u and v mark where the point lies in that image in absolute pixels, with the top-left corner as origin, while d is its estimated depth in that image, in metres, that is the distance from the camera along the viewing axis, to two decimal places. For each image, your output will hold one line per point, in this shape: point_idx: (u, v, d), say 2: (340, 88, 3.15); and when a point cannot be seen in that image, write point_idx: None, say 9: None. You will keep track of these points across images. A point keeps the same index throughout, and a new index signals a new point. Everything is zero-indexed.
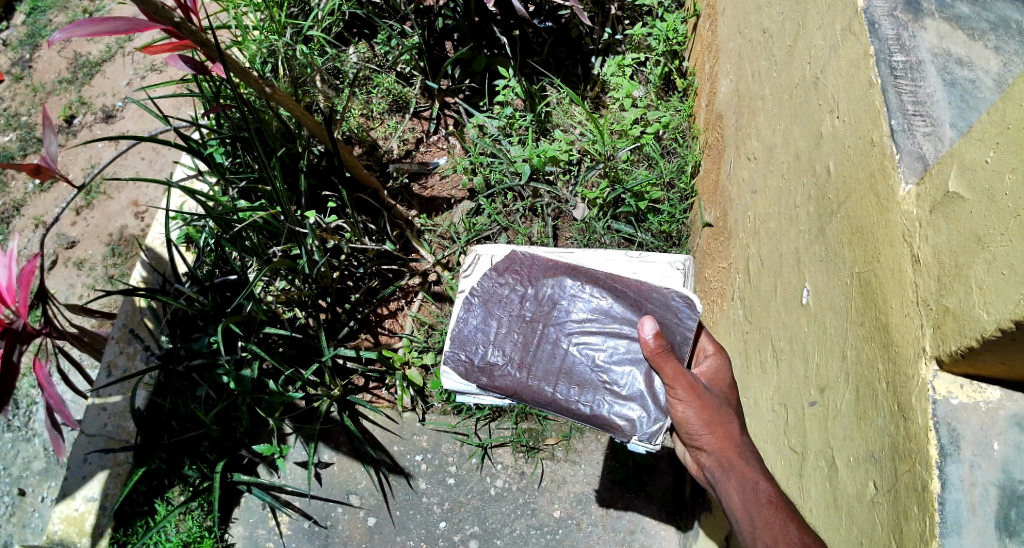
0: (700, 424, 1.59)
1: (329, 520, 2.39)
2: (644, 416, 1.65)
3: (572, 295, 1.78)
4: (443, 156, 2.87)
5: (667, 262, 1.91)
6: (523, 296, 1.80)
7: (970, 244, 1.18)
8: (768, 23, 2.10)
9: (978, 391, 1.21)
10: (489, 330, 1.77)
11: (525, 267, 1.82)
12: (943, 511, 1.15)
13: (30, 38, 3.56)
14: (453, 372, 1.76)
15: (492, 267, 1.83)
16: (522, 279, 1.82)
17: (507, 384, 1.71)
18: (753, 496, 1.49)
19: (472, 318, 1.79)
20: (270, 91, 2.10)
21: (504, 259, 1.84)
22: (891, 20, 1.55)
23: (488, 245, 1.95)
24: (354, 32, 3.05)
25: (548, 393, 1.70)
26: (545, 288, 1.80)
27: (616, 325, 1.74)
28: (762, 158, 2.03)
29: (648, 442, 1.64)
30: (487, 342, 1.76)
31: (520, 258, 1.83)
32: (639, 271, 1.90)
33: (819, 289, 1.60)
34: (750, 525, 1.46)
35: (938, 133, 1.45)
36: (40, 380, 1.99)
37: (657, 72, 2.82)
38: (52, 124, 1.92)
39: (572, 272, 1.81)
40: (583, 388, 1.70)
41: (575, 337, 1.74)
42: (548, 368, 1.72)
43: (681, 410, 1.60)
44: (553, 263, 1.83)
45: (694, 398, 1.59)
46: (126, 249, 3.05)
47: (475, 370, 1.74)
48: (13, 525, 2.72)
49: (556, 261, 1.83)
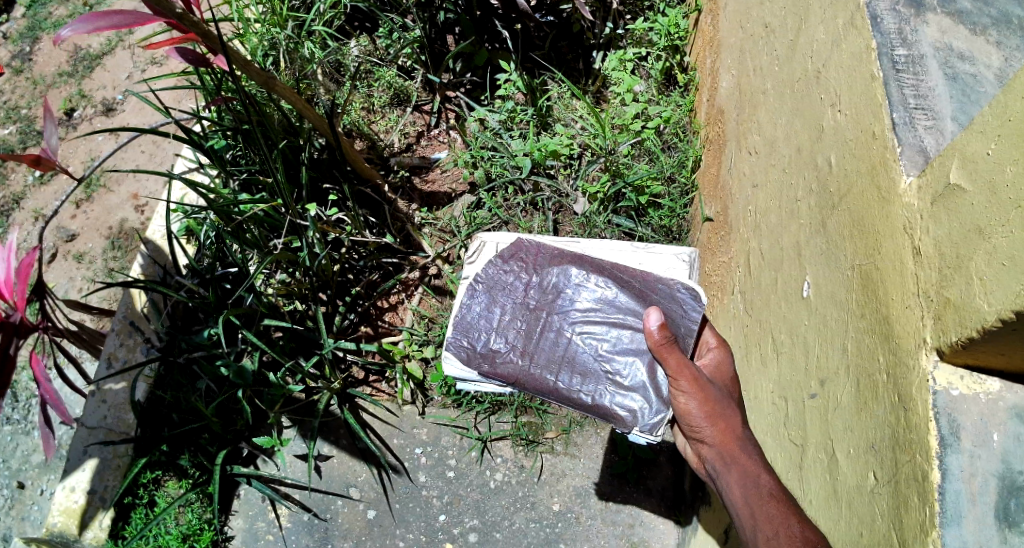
0: (702, 416, 1.59)
1: (328, 513, 2.39)
2: (646, 407, 1.65)
3: (577, 285, 1.78)
4: (444, 150, 2.87)
5: (672, 253, 1.91)
6: (527, 284, 1.81)
7: (970, 235, 1.18)
8: (769, 18, 2.10)
9: (977, 382, 1.21)
10: (492, 317, 1.78)
11: (530, 255, 1.83)
12: (943, 501, 1.15)
13: (30, 31, 3.56)
14: (455, 358, 1.76)
15: (498, 255, 1.83)
16: (527, 267, 1.83)
17: (508, 371, 1.72)
18: (755, 490, 1.49)
19: (476, 304, 1.80)
20: (271, 83, 2.10)
21: (510, 246, 1.85)
22: (893, 14, 1.56)
23: (493, 233, 1.98)
24: (355, 25, 3.06)
25: (550, 381, 1.71)
26: (550, 276, 1.80)
27: (619, 315, 1.74)
28: (763, 151, 2.04)
29: (649, 433, 1.64)
30: (490, 329, 1.77)
31: (526, 247, 1.84)
32: (645, 261, 1.90)
33: (820, 281, 1.61)
34: (750, 517, 1.46)
35: (940, 126, 1.46)
36: (35, 374, 1.96)
37: (659, 67, 2.83)
38: (52, 116, 1.91)
39: (577, 261, 1.81)
40: (585, 377, 1.70)
41: (579, 325, 1.74)
42: (550, 356, 1.73)
43: (684, 402, 1.60)
44: (558, 253, 1.83)
45: (698, 390, 1.60)
46: (126, 243, 3.05)
47: (477, 357, 1.75)
48: (13, 517, 2.72)
49: (562, 250, 1.84)
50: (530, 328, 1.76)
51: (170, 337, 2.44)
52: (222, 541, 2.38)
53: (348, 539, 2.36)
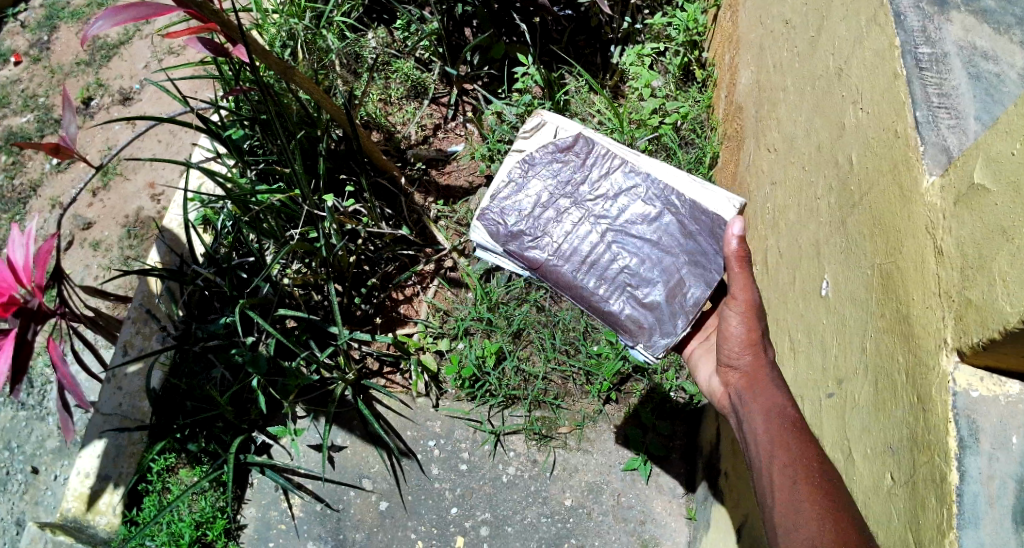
0: (745, 342, 1.63)
1: (341, 503, 2.40)
2: (653, 322, 1.82)
3: (621, 194, 1.93)
4: (461, 143, 2.87)
5: (726, 198, 1.90)
6: (573, 180, 1.96)
7: (994, 235, 1.17)
8: (790, 14, 2.09)
9: (998, 384, 1.21)
10: (532, 200, 1.94)
11: (584, 154, 1.97)
12: (961, 502, 1.15)
13: (48, 20, 3.58)
14: (483, 229, 1.91)
15: (554, 144, 1.98)
16: (579, 165, 1.97)
17: (533, 259, 1.89)
18: (779, 418, 1.49)
19: (518, 180, 1.96)
20: (290, 73, 2.11)
21: (567, 140, 1.99)
22: (916, 12, 1.54)
23: (555, 114, 2.04)
24: (373, 17, 3.03)
25: (569, 276, 1.88)
26: (599, 179, 1.95)
27: (654, 233, 1.89)
28: (782, 148, 2.02)
29: (649, 353, 1.83)
30: (524, 214, 1.92)
31: (582, 146, 1.98)
32: (698, 195, 1.90)
33: (839, 279, 1.60)
34: (768, 442, 1.46)
35: (964, 126, 1.44)
36: (52, 358, 1.97)
37: (677, 62, 2.83)
38: (72, 104, 1.92)
39: (627, 170, 1.95)
40: (603, 280, 1.87)
41: (613, 234, 1.90)
42: (578, 256, 1.89)
43: (734, 320, 1.64)
44: (610, 157, 1.96)
45: (750, 313, 1.63)
46: (142, 231, 3.06)
47: (506, 236, 1.90)
48: (26, 502, 2.74)
49: (614, 155, 1.96)
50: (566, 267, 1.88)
51: (187, 325, 2.47)
52: (235, 529, 2.39)
53: (360, 530, 2.37)
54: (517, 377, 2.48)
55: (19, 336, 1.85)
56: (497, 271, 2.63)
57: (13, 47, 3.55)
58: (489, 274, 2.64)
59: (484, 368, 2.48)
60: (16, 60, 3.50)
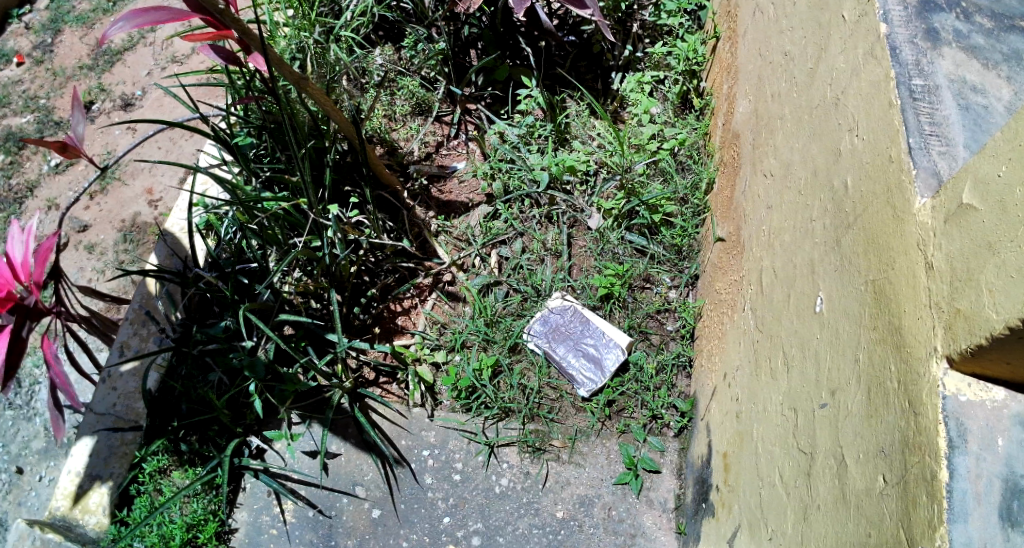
0: None
1: (333, 510, 2.41)
2: (587, 385, 2.53)
3: (592, 339, 2.58)
4: (463, 160, 2.95)
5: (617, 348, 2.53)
6: (574, 323, 2.61)
7: (981, 250, 1.23)
8: (790, 46, 2.16)
9: (984, 390, 1.26)
10: (549, 328, 2.60)
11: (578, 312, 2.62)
12: (951, 499, 1.20)
13: (53, 23, 3.63)
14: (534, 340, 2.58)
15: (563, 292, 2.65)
16: (573, 315, 2.62)
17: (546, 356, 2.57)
18: None
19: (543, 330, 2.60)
20: (304, 84, 2.14)
21: (567, 304, 2.64)
22: (911, 46, 1.62)
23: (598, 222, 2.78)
24: (381, 34, 3.14)
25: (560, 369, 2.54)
26: (579, 326, 2.61)
27: (601, 356, 2.56)
28: (779, 174, 2.09)
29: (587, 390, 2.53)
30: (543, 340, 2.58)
31: (573, 306, 2.63)
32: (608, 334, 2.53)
33: (833, 296, 1.66)
34: None
35: (954, 153, 1.50)
36: (47, 357, 1.94)
37: (676, 91, 2.91)
38: (81, 105, 1.89)
39: (590, 325, 2.60)
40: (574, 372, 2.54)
41: (584, 351, 2.56)
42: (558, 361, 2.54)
43: None
44: (582, 315, 2.62)
45: None
46: (138, 236, 3.09)
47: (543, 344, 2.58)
48: (9, 502, 2.72)
49: (585, 315, 2.62)
50: (569, 324, 2.61)
51: (186, 328, 2.49)
52: (226, 533, 2.39)
53: (352, 537, 2.38)
54: (513, 389, 2.53)
55: (13, 333, 1.83)
56: (495, 286, 2.69)
57: (16, 48, 3.59)
58: (488, 289, 2.70)
59: (481, 379, 2.52)
60: (19, 61, 3.54)
